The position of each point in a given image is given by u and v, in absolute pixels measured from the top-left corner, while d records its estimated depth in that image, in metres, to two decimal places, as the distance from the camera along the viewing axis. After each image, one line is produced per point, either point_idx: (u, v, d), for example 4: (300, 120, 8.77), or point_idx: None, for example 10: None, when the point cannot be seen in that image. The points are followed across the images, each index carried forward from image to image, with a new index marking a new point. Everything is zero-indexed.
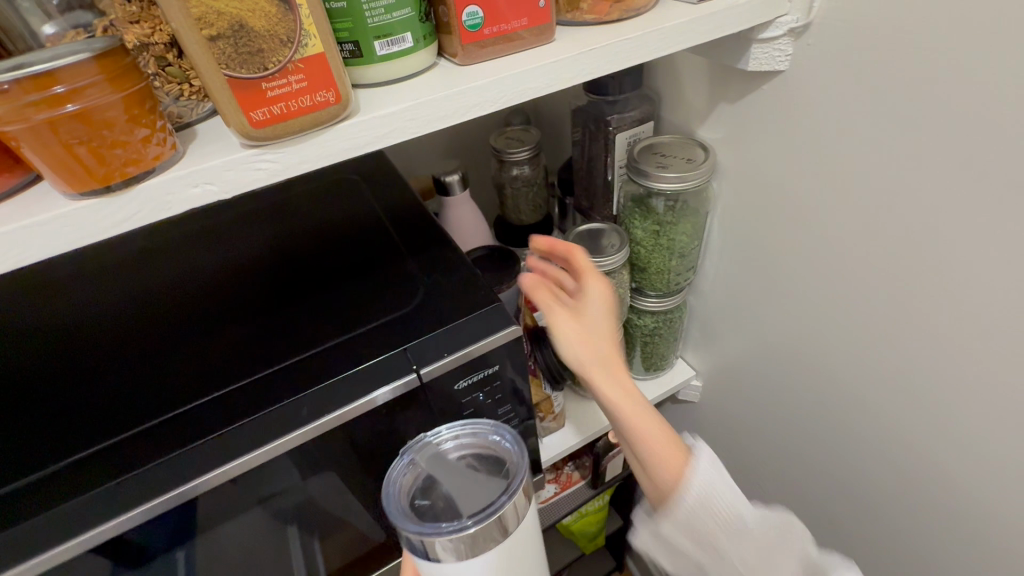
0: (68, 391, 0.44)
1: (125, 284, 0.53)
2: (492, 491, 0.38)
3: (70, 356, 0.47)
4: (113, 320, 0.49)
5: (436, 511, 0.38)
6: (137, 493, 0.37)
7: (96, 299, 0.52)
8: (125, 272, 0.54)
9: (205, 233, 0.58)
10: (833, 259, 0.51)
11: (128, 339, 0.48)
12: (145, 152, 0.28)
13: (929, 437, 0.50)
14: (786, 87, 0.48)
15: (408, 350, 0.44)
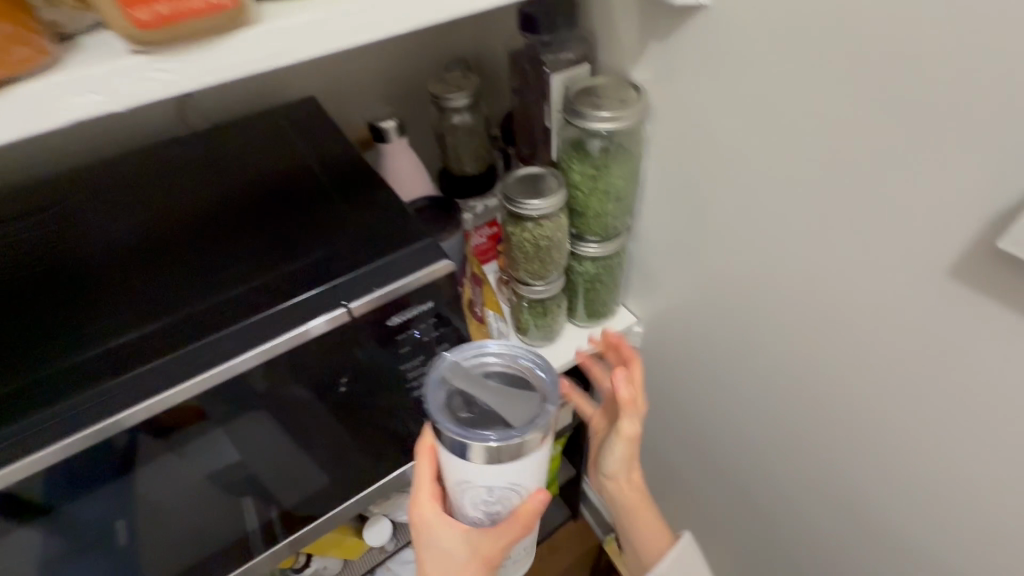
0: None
1: (32, 233, 0.51)
2: (530, 406, 0.37)
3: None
4: (33, 262, 0.48)
5: (477, 420, 0.37)
6: (70, 422, 0.39)
7: (12, 242, 0.49)
8: (39, 215, 0.52)
9: (127, 177, 0.56)
10: (755, 195, 0.53)
11: (52, 279, 0.47)
12: (11, 52, 0.25)
13: (833, 366, 0.53)
14: (710, 22, 0.49)
15: (338, 287, 0.45)
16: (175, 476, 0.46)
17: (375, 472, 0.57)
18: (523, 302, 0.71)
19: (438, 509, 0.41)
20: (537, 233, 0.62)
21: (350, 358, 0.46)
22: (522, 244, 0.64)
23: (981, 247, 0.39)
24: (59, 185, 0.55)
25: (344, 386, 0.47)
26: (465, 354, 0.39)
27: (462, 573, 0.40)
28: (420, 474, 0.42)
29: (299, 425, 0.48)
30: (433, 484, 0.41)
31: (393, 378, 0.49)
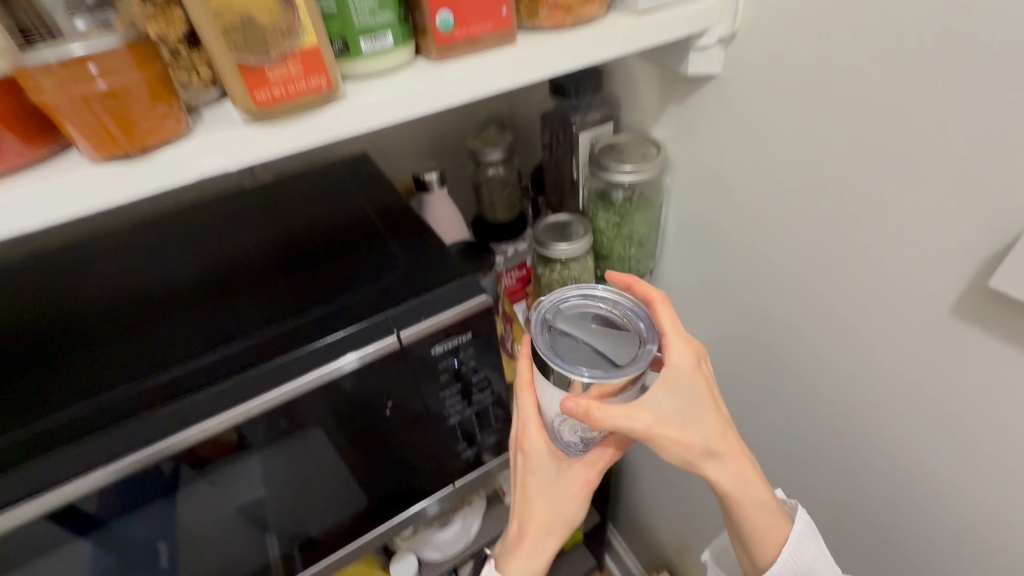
0: (54, 363, 0.45)
1: (99, 277, 0.54)
2: (626, 353, 0.41)
3: (54, 334, 0.48)
4: (99, 302, 0.51)
5: (576, 358, 0.41)
6: (128, 443, 0.40)
7: (83, 288, 0.53)
8: (110, 261, 0.56)
9: (195, 225, 0.61)
10: (771, 241, 0.57)
11: (114, 319, 0.49)
12: (164, 126, 0.32)
13: (853, 404, 0.55)
14: (721, 88, 0.56)
15: (389, 316, 0.48)
16: (221, 499, 0.48)
17: (411, 499, 0.59)
18: None
19: (546, 439, 0.44)
20: (565, 274, 0.68)
21: (397, 385, 0.50)
22: (550, 285, 0.70)
23: (975, 286, 0.42)
24: (123, 235, 0.60)
25: (388, 411, 0.51)
26: (568, 301, 0.46)
27: (566, 492, 0.45)
28: (522, 412, 0.44)
29: (346, 450, 0.51)
30: (537, 416, 0.44)
31: (432, 405, 0.53)
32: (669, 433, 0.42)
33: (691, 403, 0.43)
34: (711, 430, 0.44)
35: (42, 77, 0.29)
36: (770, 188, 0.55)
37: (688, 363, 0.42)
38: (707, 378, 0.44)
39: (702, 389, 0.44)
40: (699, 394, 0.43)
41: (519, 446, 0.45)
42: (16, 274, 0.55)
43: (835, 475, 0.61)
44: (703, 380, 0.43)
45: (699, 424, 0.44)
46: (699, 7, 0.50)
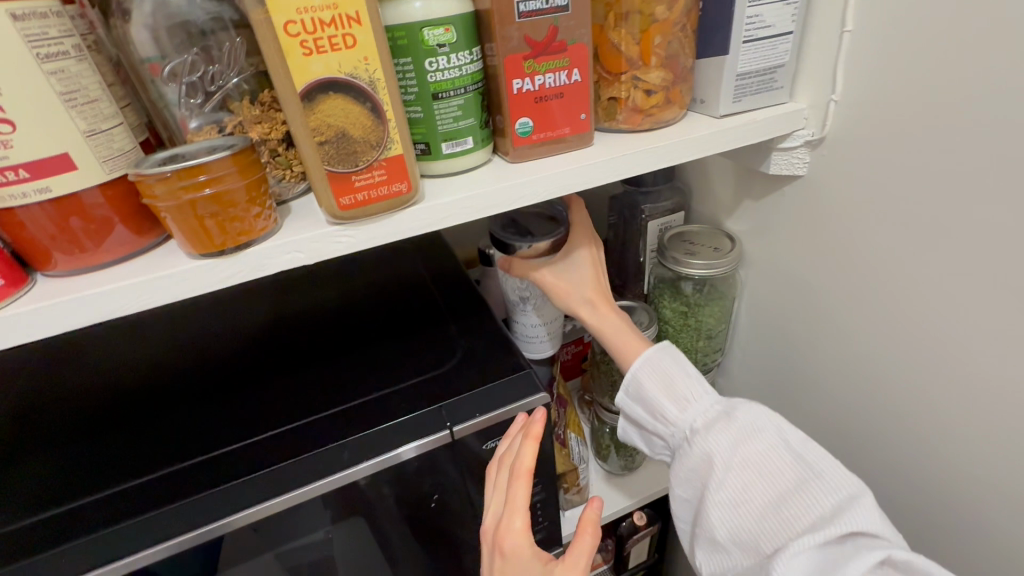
0: (132, 427, 0.48)
1: (181, 339, 0.57)
2: (552, 230, 0.54)
3: (136, 396, 0.51)
4: (179, 366, 0.54)
5: (516, 233, 0.54)
6: (175, 526, 0.40)
7: (166, 349, 0.56)
8: (195, 322, 0.60)
9: (269, 289, 0.64)
10: (862, 353, 0.52)
11: (189, 384, 0.51)
12: (255, 225, 0.34)
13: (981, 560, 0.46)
14: (805, 189, 0.53)
15: (443, 408, 0.47)
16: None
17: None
18: (605, 427, 0.74)
19: (531, 541, 0.40)
20: None
21: (446, 478, 0.48)
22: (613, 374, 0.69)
23: None
24: (198, 298, 0.62)
25: (434, 503, 0.49)
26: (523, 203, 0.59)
27: None
28: (511, 509, 0.41)
29: (395, 540, 0.50)
30: (526, 518, 0.41)
31: (480, 498, 0.51)
32: (554, 278, 0.54)
33: (576, 261, 0.55)
34: (585, 279, 0.55)
35: (158, 185, 0.31)
36: (860, 298, 0.50)
37: (578, 239, 0.55)
38: (592, 248, 0.56)
39: (584, 255, 0.55)
40: (585, 265, 0.55)
41: (497, 547, 0.41)
42: (104, 332, 0.59)
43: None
44: (590, 257, 0.55)
45: (577, 277, 0.55)
46: (783, 112, 0.48)
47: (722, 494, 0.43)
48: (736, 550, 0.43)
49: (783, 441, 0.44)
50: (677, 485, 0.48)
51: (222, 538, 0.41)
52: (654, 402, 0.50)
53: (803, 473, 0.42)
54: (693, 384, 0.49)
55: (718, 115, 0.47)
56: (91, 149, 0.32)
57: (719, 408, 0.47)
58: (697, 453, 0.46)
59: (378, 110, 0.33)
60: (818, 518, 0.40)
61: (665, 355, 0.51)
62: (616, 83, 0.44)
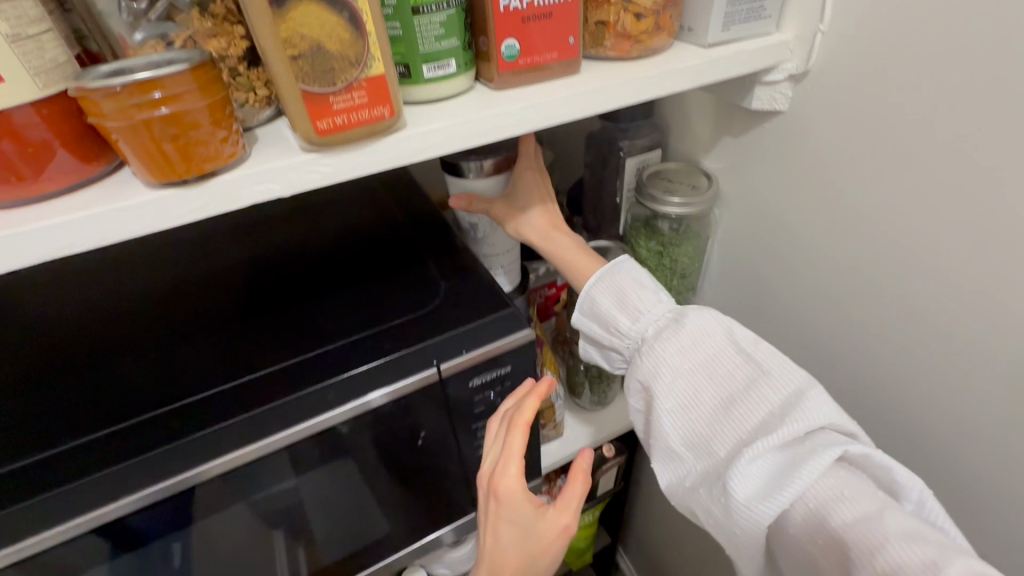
0: (92, 375, 0.45)
1: (135, 283, 0.53)
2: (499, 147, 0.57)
3: (92, 343, 0.47)
4: (136, 311, 0.50)
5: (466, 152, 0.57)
6: (156, 472, 0.39)
7: (118, 295, 0.52)
8: (147, 266, 0.55)
9: (231, 231, 0.60)
10: (827, 284, 0.55)
11: (152, 330, 0.49)
12: (222, 151, 0.31)
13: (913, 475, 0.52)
14: (785, 125, 0.53)
15: (429, 347, 0.47)
16: (255, 529, 0.47)
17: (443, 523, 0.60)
18: (580, 364, 0.76)
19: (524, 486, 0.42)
20: None
21: (433, 416, 0.49)
22: None
23: None
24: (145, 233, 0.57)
25: (421, 441, 0.50)
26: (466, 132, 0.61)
27: (541, 547, 0.42)
28: (506, 454, 0.42)
29: (381, 475, 0.51)
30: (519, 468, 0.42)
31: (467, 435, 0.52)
32: (505, 207, 0.56)
33: (525, 188, 0.56)
34: (535, 204, 0.56)
35: (106, 102, 0.28)
36: (832, 233, 0.52)
37: (527, 158, 0.57)
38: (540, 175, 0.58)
39: (532, 180, 0.57)
40: (535, 187, 0.57)
41: (492, 491, 0.42)
42: (44, 277, 0.54)
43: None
44: (540, 177, 0.57)
45: (527, 202, 0.56)
46: (772, 43, 0.47)
47: (672, 400, 0.45)
48: (689, 456, 0.44)
49: (733, 343, 0.45)
50: (635, 399, 0.50)
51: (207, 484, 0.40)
52: (607, 316, 0.51)
53: (753, 373, 0.43)
54: (647, 294, 0.50)
55: (707, 44, 0.46)
56: (19, 57, 0.27)
57: (670, 318, 0.48)
58: (649, 362, 0.47)
59: (357, 21, 0.30)
60: (767, 415, 0.41)
61: (619, 271, 0.52)
62: (605, 5, 0.42)
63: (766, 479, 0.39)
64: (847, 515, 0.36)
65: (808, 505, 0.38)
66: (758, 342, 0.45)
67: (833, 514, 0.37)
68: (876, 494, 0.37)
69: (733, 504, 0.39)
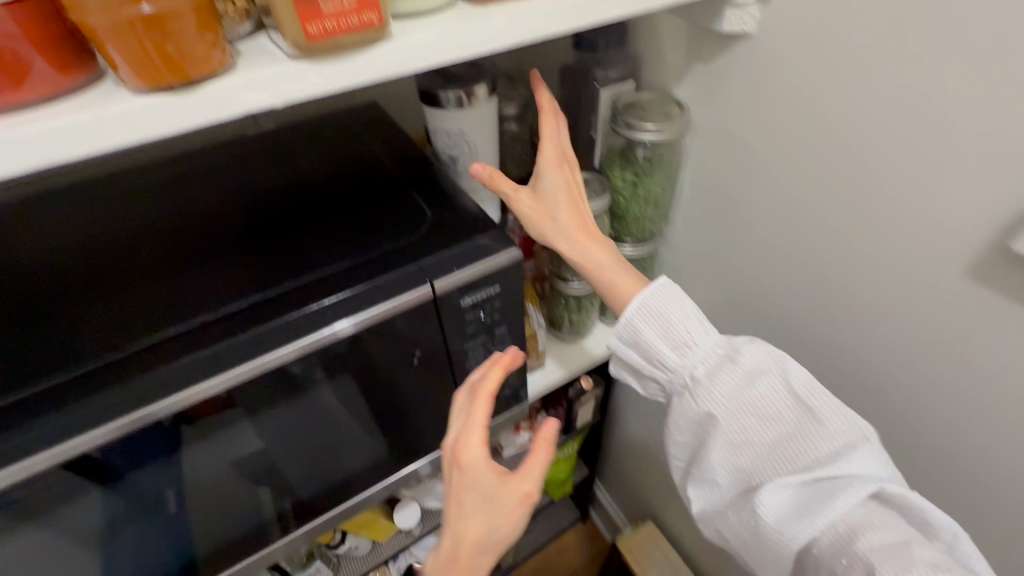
0: (84, 307, 0.45)
1: (117, 221, 0.53)
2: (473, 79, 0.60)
3: (79, 277, 0.47)
4: (122, 247, 0.50)
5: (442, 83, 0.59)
6: (164, 388, 0.40)
7: (101, 233, 0.51)
8: (127, 205, 0.55)
9: (211, 170, 0.59)
10: (789, 203, 0.58)
11: (140, 263, 0.49)
12: (211, 58, 0.31)
13: (857, 370, 0.58)
14: (753, 48, 0.55)
15: (422, 267, 0.48)
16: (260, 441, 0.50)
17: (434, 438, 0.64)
18: (560, 297, 0.80)
19: (485, 454, 0.43)
20: None
21: (427, 337, 0.51)
22: None
23: (989, 251, 0.44)
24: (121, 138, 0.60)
25: (417, 361, 0.53)
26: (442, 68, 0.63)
27: (506, 515, 0.42)
28: (469, 425, 0.44)
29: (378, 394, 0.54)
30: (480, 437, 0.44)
31: (459, 355, 0.55)
32: (532, 210, 0.54)
33: (556, 191, 0.55)
34: (567, 214, 0.55)
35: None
36: (794, 153, 0.56)
37: (553, 157, 0.55)
38: (570, 178, 0.56)
39: (563, 181, 0.55)
40: (562, 188, 0.55)
41: (457, 461, 0.44)
42: (18, 212, 0.54)
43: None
44: (565, 178, 0.55)
45: (557, 209, 0.55)
46: None
47: (724, 434, 0.47)
48: (727, 483, 0.48)
49: (787, 384, 0.47)
50: (676, 426, 0.51)
51: (216, 399, 0.42)
52: (653, 346, 0.50)
53: (806, 417, 0.45)
54: (697, 327, 0.49)
55: None
56: None
57: (722, 351, 0.48)
58: (698, 398, 0.48)
59: None
60: (814, 457, 0.44)
61: (666, 294, 0.50)
62: None
63: (804, 510, 0.43)
64: (873, 541, 0.41)
65: (841, 536, 0.42)
66: (811, 384, 0.46)
67: (862, 540, 0.41)
68: (905, 527, 0.42)
69: (770, 529, 0.44)
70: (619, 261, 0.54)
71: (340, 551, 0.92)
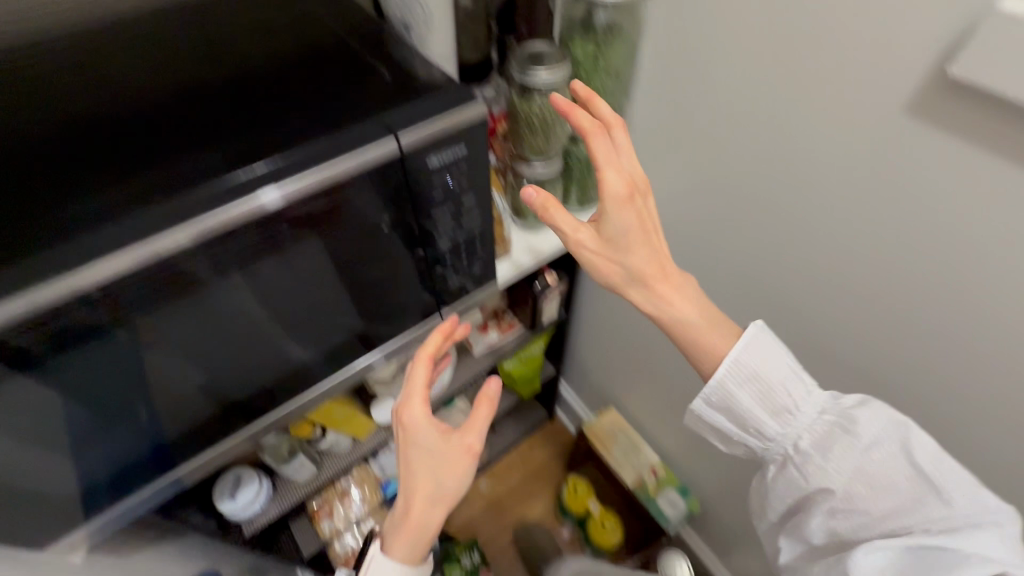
0: (35, 173, 0.44)
1: (50, 91, 0.49)
2: None
3: (22, 146, 0.46)
4: (62, 116, 0.48)
5: None
6: (123, 239, 0.40)
7: (34, 103, 0.48)
8: (56, 76, 0.51)
9: (145, 38, 0.55)
10: (742, 61, 0.59)
11: (85, 131, 0.47)
12: None
13: (795, 226, 0.64)
14: None
15: (384, 121, 0.48)
16: (225, 311, 0.50)
17: (402, 312, 0.67)
18: (523, 184, 0.79)
19: (427, 413, 0.49)
20: (544, 105, 0.68)
21: (394, 200, 0.51)
22: (528, 118, 0.71)
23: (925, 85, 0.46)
24: None
25: (387, 228, 0.54)
26: None
27: (447, 467, 0.49)
28: (411, 390, 0.50)
29: (340, 261, 0.54)
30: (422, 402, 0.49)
31: (428, 223, 0.56)
32: (597, 255, 0.54)
33: (626, 237, 0.53)
34: (642, 262, 0.54)
35: None
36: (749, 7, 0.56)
37: (623, 194, 0.50)
38: (647, 209, 0.53)
39: (637, 218, 0.52)
40: (632, 231, 0.52)
41: (400, 423, 0.50)
42: None
43: (769, 292, 0.72)
44: (635, 214, 0.52)
45: (627, 252, 0.54)
46: None
47: (832, 501, 0.53)
48: (824, 540, 0.54)
49: (906, 452, 0.51)
50: (773, 488, 0.58)
51: (165, 257, 0.41)
52: (749, 412, 0.55)
53: (926, 492, 0.50)
54: (799, 391, 0.54)
55: None
56: None
57: (831, 417, 0.54)
58: (804, 462, 0.54)
59: None
60: (922, 527, 0.49)
61: (761, 344, 0.54)
62: None
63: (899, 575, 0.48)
64: None
65: None
66: (934, 453, 0.50)
67: None
68: None
69: None
70: (705, 314, 0.55)
71: (322, 447, 0.95)
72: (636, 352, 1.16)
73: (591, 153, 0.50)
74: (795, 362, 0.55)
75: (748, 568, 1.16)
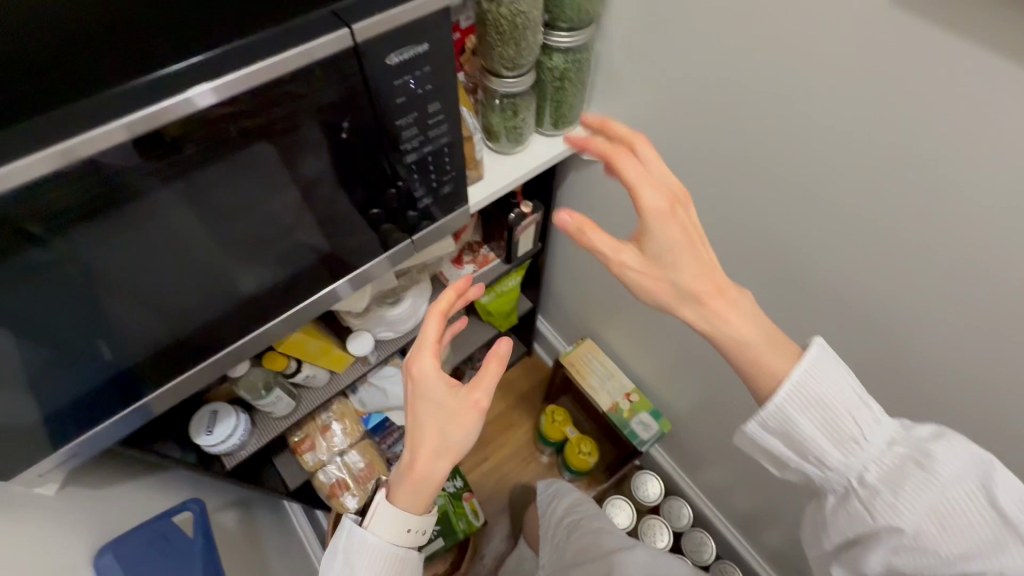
0: None
1: None
2: None
3: None
4: None
5: None
6: (52, 132, 0.37)
7: None
8: None
9: None
10: None
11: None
12: None
13: (770, 134, 0.64)
14: None
15: (337, 12, 0.45)
16: (178, 225, 0.48)
17: (370, 227, 0.65)
18: (495, 100, 0.76)
19: (436, 367, 0.51)
20: (513, 8, 0.64)
21: (356, 103, 0.50)
22: (497, 23, 0.66)
23: None
24: None
25: (346, 134, 0.52)
26: None
27: (453, 420, 0.50)
28: (421, 345, 0.52)
29: (298, 169, 0.52)
30: (432, 356, 0.52)
31: (394, 129, 0.55)
32: (641, 273, 0.48)
33: (672, 253, 0.47)
34: (692, 278, 0.47)
35: None
36: None
37: (663, 208, 0.46)
38: (687, 219, 0.47)
39: (683, 229, 0.46)
40: (678, 244, 0.46)
41: (411, 376, 0.52)
42: None
43: (743, 205, 0.74)
44: (680, 226, 0.46)
45: (675, 263, 0.47)
46: None
47: (900, 540, 0.47)
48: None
49: (989, 494, 0.45)
50: (833, 521, 0.52)
51: (99, 159, 0.39)
52: (810, 439, 0.50)
53: (1004, 534, 0.44)
54: (865, 419, 0.49)
55: None
56: None
57: (900, 450, 0.49)
58: (868, 496, 0.49)
59: None
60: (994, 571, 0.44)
61: (826, 368, 0.49)
62: None
63: None
64: None
65: None
66: (1018, 495, 0.45)
67: None
68: None
69: None
70: (762, 330, 0.49)
71: (298, 381, 0.94)
72: (612, 280, 1.16)
73: (619, 174, 0.47)
74: (863, 388, 0.49)
75: (714, 480, 1.24)
